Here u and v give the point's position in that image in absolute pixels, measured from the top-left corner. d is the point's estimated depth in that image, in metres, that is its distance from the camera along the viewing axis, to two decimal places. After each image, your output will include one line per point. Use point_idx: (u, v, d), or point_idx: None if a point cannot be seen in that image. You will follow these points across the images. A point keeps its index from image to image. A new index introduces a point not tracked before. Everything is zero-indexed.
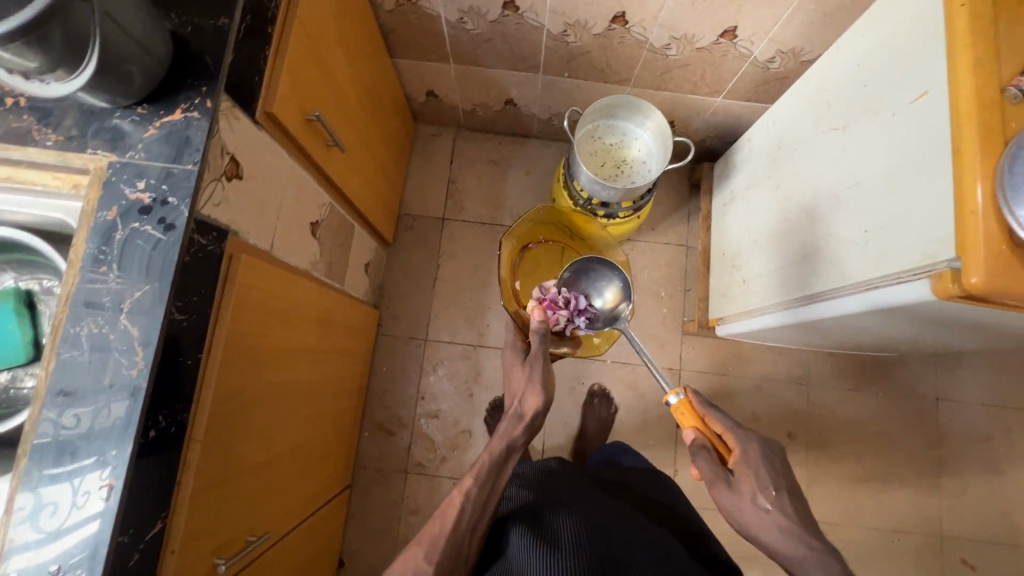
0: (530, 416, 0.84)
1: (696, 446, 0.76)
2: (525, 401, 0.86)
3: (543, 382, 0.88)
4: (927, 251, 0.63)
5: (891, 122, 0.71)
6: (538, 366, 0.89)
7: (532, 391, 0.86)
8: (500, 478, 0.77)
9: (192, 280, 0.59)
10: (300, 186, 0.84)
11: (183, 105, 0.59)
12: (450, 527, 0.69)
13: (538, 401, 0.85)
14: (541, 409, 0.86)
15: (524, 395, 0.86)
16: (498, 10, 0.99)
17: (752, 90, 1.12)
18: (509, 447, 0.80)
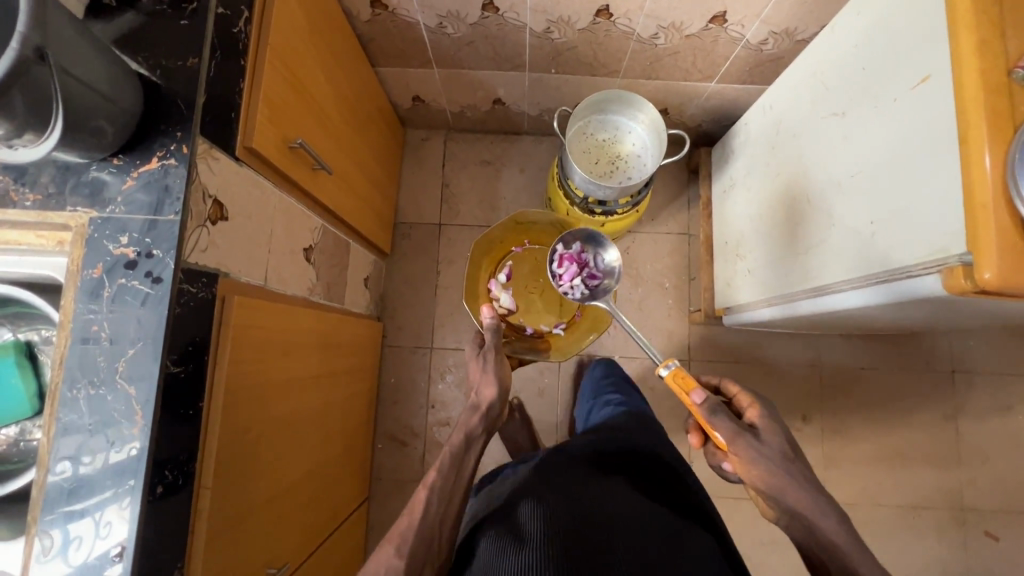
0: (485, 408, 0.92)
1: (711, 405, 0.75)
2: (482, 390, 0.96)
3: (495, 374, 0.98)
4: (937, 243, 0.61)
5: (893, 108, 0.68)
6: (491, 360, 1.01)
7: (488, 383, 0.96)
8: (464, 465, 0.81)
9: (184, 328, 0.58)
10: (290, 214, 0.83)
11: (159, 153, 0.57)
12: (417, 518, 0.71)
13: (493, 392, 0.94)
14: (496, 399, 0.94)
15: (482, 386, 0.97)
16: (478, 12, 0.96)
17: (746, 73, 1.08)
18: (469, 436, 0.86)
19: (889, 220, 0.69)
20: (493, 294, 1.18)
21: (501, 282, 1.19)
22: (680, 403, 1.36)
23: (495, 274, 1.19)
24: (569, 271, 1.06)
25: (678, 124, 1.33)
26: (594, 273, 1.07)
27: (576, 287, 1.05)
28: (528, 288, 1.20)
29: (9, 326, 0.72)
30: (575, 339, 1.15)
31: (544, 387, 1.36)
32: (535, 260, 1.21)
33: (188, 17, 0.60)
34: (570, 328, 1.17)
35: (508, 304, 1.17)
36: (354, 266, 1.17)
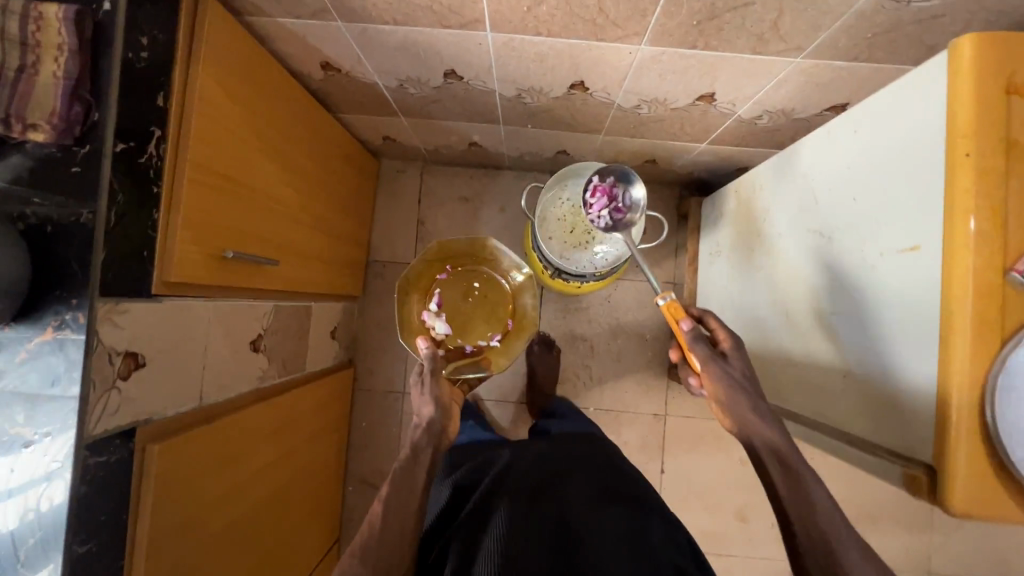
0: (427, 422, 0.72)
1: (695, 337, 0.69)
2: (421, 409, 0.74)
3: (435, 394, 0.75)
4: (910, 436, 0.56)
5: (879, 262, 0.61)
6: (429, 385, 0.76)
7: (427, 402, 0.74)
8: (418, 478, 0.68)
9: (93, 503, 0.56)
10: (229, 318, 0.78)
11: (53, 323, 0.53)
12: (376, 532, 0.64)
13: (434, 408, 0.74)
14: (437, 416, 0.73)
15: (419, 406, 0.75)
16: (440, 79, 0.86)
17: (739, 140, 0.98)
18: (414, 449, 0.70)
19: (861, 380, 0.64)
20: (427, 324, 0.98)
21: (432, 310, 0.99)
22: (654, 457, 1.34)
23: (425, 303, 0.99)
24: (594, 199, 0.96)
25: (668, 172, 1.23)
26: (621, 206, 0.95)
27: (599, 216, 0.95)
28: (464, 307, 1.00)
29: None
30: (521, 342, 0.99)
31: (517, 436, 1.34)
32: (463, 282, 1.01)
33: (81, 163, 0.53)
34: (513, 334, 1.00)
35: (443, 331, 0.98)
36: (318, 325, 1.12)
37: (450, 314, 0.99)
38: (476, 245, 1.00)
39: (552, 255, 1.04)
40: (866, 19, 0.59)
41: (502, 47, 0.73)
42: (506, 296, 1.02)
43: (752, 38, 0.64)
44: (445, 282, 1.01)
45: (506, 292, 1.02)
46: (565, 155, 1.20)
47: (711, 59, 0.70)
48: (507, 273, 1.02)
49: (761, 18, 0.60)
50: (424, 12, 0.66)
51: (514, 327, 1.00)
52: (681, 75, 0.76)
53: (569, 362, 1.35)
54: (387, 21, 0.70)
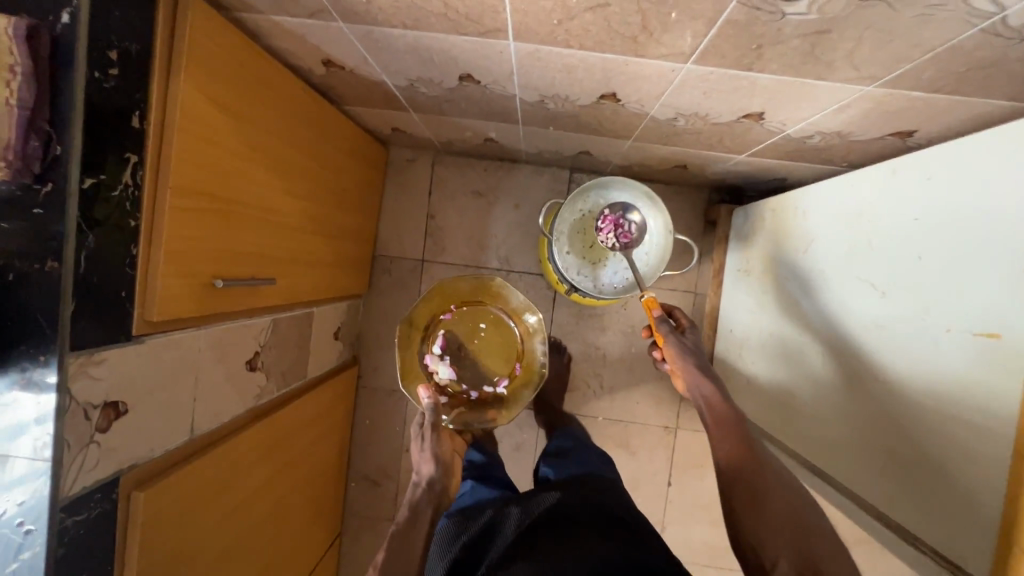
0: (426, 482, 0.85)
1: (660, 319, 0.87)
2: (421, 468, 0.88)
3: (435, 452, 0.89)
4: (973, 537, 0.51)
5: (945, 339, 0.54)
6: (432, 435, 0.92)
7: (427, 461, 0.88)
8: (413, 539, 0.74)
9: (73, 560, 0.53)
10: (223, 342, 0.73)
11: (19, 379, 0.48)
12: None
13: (432, 467, 0.87)
14: (437, 476, 0.86)
15: (421, 464, 0.88)
16: (455, 81, 0.77)
17: (784, 155, 0.88)
18: (414, 509, 0.80)
19: (913, 463, 0.58)
20: (431, 368, 1.06)
21: (436, 353, 1.07)
22: (662, 470, 1.30)
23: (429, 346, 1.07)
24: (600, 225, 0.97)
25: (699, 176, 1.13)
26: (627, 233, 0.96)
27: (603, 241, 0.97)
28: (468, 351, 1.08)
29: None
30: (524, 394, 1.06)
31: (522, 442, 1.31)
32: (468, 324, 1.09)
33: (42, 204, 0.47)
34: (519, 383, 1.08)
35: (447, 376, 1.06)
36: (320, 329, 1.08)
37: (453, 359, 1.08)
38: (480, 288, 1.07)
39: (580, 278, 0.98)
40: (964, 54, 0.49)
41: (526, 56, 0.64)
42: (511, 341, 1.09)
43: (820, 64, 0.55)
44: (449, 324, 1.08)
45: (511, 336, 1.09)
46: (589, 155, 1.10)
47: (766, 81, 0.61)
48: (514, 316, 1.08)
49: (835, 46, 0.51)
50: (437, 18, 0.57)
51: (520, 376, 1.07)
52: (729, 94, 0.67)
53: (580, 369, 1.30)
54: (395, 25, 0.60)
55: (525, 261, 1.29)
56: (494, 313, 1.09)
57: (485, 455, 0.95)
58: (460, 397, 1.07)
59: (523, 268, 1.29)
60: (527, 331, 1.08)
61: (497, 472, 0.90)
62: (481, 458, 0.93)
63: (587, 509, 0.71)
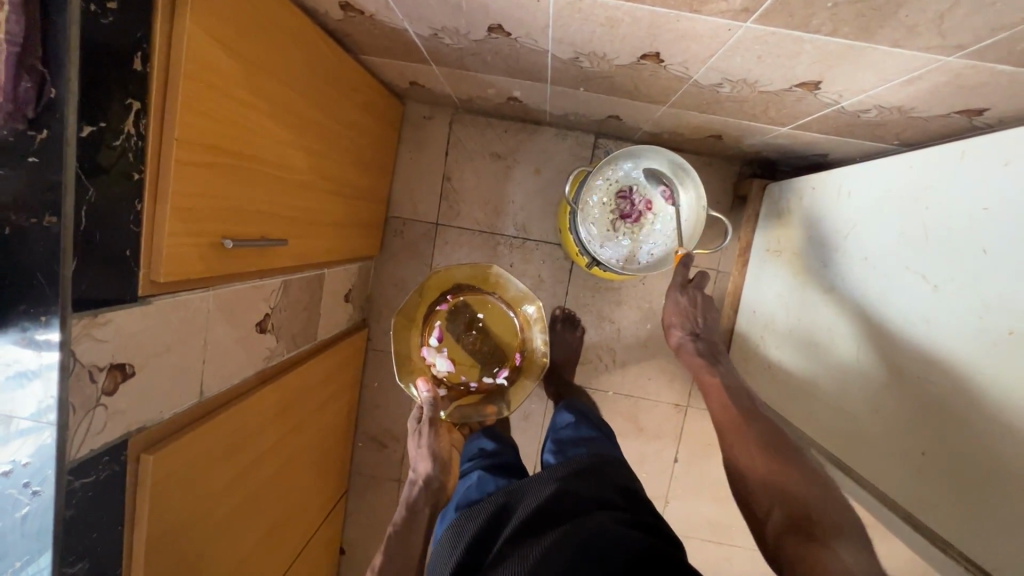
0: (423, 479, 0.88)
1: (671, 293, 0.91)
2: (418, 465, 0.91)
3: (432, 448, 0.92)
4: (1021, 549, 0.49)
5: (1008, 341, 0.51)
6: (427, 434, 0.93)
7: (423, 457, 0.91)
8: (410, 542, 0.83)
9: (82, 522, 0.51)
10: (231, 303, 0.71)
11: (21, 339, 0.45)
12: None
13: (428, 464, 0.90)
14: (434, 473, 0.89)
15: (417, 459, 0.92)
16: (483, 33, 0.71)
17: (831, 130, 0.82)
18: (411, 510, 0.86)
19: (952, 465, 0.56)
20: (428, 361, 1.05)
21: (433, 346, 1.06)
22: (668, 446, 1.29)
23: (426, 338, 1.05)
24: (623, 203, 0.94)
25: (733, 148, 1.07)
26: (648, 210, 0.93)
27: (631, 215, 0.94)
28: (466, 342, 1.06)
29: None
30: (525, 386, 1.05)
31: (530, 412, 1.30)
32: (466, 315, 1.06)
33: (37, 152, 0.43)
34: (519, 372, 1.06)
35: (444, 368, 1.05)
36: (330, 291, 1.04)
37: (451, 351, 1.06)
38: (476, 274, 1.03)
39: (607, 253, 0.94)
40: None
41: (566, 8, 0.58)
42: (511, 331, 1.07)
43: (901, 28, 0.49)
44: (446, 314, 1.05)
45: (511, 325, 1.07)
46: (617, 120, 1.04)
47: (832, 46, 0.55)
48: (513, 306, 1.06)
49: (924, 8, 0.45)
50: None
51: (521, 367, 1.06)
52: (787, 59, 0.60)
53: (592, 342, 1.27)
54: None
55: (542, 229, 1.25)
56: (494, 302, 1.06)
57: (498, 444, 0.94)
58: (459, 389, 1.06)
59: (540, 236, 1.25)
60: (527, 320, 1.06)
61: (511, 461, 0.89)
62: (493, 446, 0.92)
63: (587, 497, 0.67)
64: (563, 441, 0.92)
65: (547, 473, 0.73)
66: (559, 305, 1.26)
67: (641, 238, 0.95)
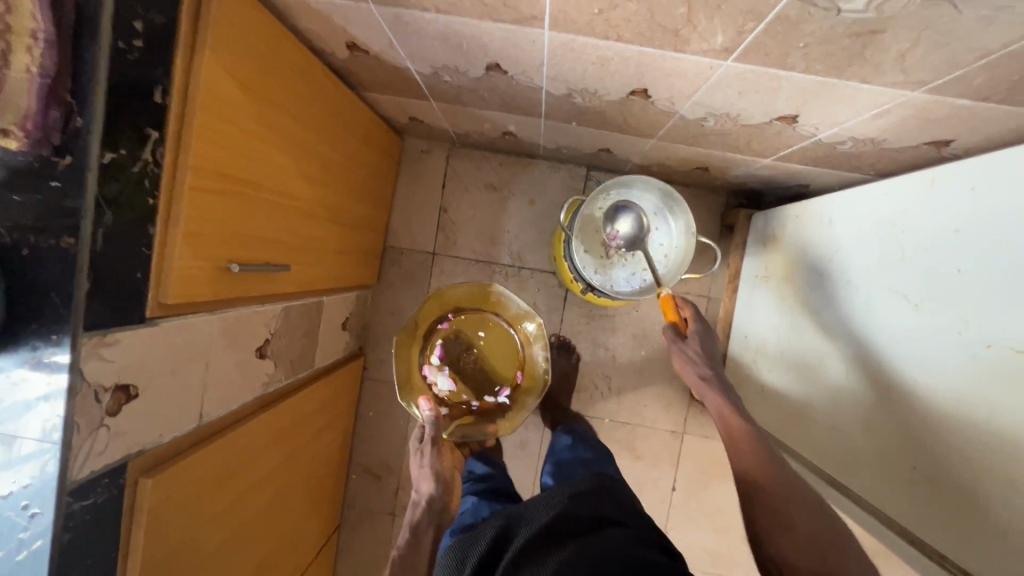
0: (426, 501, 0.89)
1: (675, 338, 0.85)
2: (421, 486, 0.91)
3: (434, 468, 0.92)
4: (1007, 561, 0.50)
5: (983, 354, 0.53)
6: (429, 455, 0.94)
7: (425, 479, 0.91)
8: (416, 565, 0.81)
9: (78, 548, 0.51)
10: (233, 328, 0.72)
11: (30, 359, 0.46)
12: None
13: (431, 483, 0.90)
14: (436, 493, 0.90)
15: (420, 481, 0.92)
16: (481, 70, 0.75)
17: (811, 161, 0.87)
18: (415, 532, 0.85)
19: (941, 478, 0.58)
20: (429, 380, 1.05)
21: (434, 364, 1.06)
22: (666, 474, 1.29)
23: (427, 357, 1.06)
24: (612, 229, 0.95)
25: (718, 179, 1.12)
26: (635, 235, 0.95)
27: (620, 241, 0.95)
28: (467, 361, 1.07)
29: None
30: (526, 404, 1.05)
31: (526, 441, 1.30)
32: (466, 333, 1.07)
33: (60, 176, 0.45)
34: (521, 392, 1.07)
35: (446, 387, 1.05)
36: (328, 319, 1.05)
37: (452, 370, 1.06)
38: (478, 293, 1.05)
39: (602, 279, 0.96)
40: (1019, 61, 0.48)
41: (560, 47, 0.63)
42: (511, 350, 1.08)
43: (867, 66, 0.53)
44: (447, 333, 1.06)
45: (511, 343, 1.08)
46: (608, 153, 1.09)
47: (807, 83, 0.59)
48: (513, 324, 1.07)
49: (887, 48, 0.49)
50: (471, 2, 0.55)
51: (522, 385, 1.06)
52: (767, 95, 0.65)
53: (588, 369, 1.28)
54: (426, 8, 0.59)
55: (537, 258, 1.27)
56: (494, 320, 1.08)
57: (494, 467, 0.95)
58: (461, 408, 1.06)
59: (535, 265, 1.28)
60: (527, 338, 1.07)
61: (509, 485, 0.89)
62: (482, 470, 0.93)
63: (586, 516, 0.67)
64: (562, 463, 0.92)
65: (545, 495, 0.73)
66: (555, 333, 1.28)
67: (628, 264, 0.97)
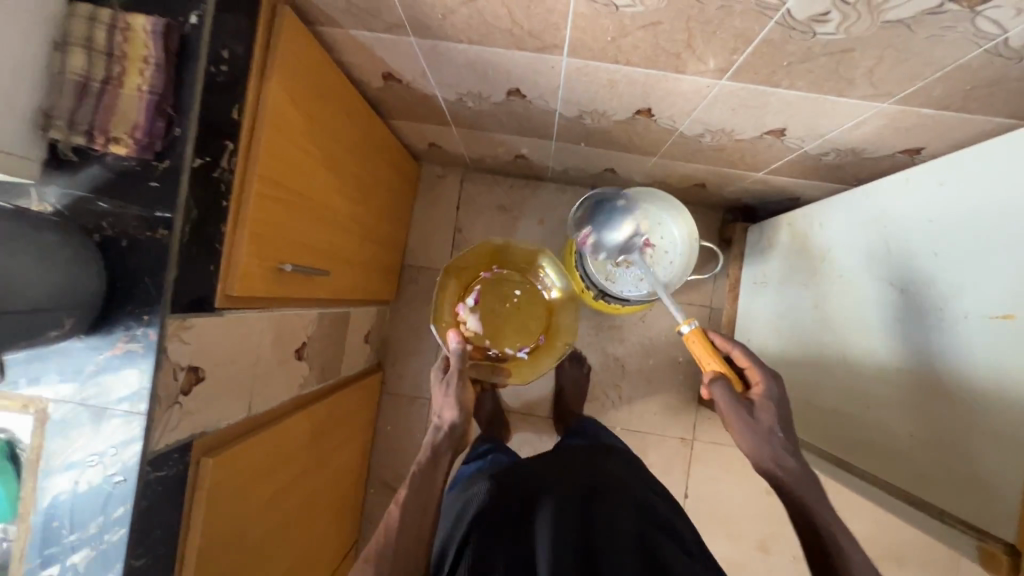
0: (448, 426, 0.75)
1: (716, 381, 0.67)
2: (442, 413, 0.78)
3: (460, 396, 0.79)
4: (988, 512, 0.54)
5: (961, 324, 0.59)
6: (455, 382, 0.80)
7: (451, 407, 0.77)
8: (435, 482, 0.70)
9: (152, 516, 0.55)
10: (279, 328, 0.77)
11: (124, 337, 0.52)
12: (395, 532, 0.65)
13: (456, 411, 0.77)
14: (461, 421, 0.76)
15: (441, 409, 0.78)
16: (502, 95, 0.84)
17: (799, 173, 0.96)
18: (435, 454, 0.73)
19: (931, 442, 0.62)
20: (460, 317, 1.06)
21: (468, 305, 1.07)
22: (678, 481, 1.32)
23: (464, 297, 1.07)
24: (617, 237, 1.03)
25: (715, 195, 1.20)
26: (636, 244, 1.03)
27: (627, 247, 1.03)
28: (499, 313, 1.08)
29: None
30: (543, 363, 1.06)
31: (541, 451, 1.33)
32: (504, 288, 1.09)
33: (159, 177, 0.53)
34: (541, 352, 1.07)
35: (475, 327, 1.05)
36: (354, 330, 1.11)
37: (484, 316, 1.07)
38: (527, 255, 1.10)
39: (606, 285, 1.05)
40: (967, 72, 0.57)
41: (575, 72, 0.72)
42: (541, 313, 1.10)
43: (842, 81, 0.62)
44: (485, 282, 1.09)
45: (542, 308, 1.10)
46: (613, 173, 1.18)
47: (792, 98, 0.68)
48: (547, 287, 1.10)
49: (857, 64, 0.58)
50: (501, 34, 0.65)
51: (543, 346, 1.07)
52: (757, 110, 0.74)
53: (599, 379, 1.33)
54: (461, 39, 0.68)
55: None
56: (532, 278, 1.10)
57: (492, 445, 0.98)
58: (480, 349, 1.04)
59: None
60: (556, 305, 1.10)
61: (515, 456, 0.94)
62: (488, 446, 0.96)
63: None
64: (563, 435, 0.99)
65: (579, 535, 0.66)
66: None
67: (635, 269, 1.05)
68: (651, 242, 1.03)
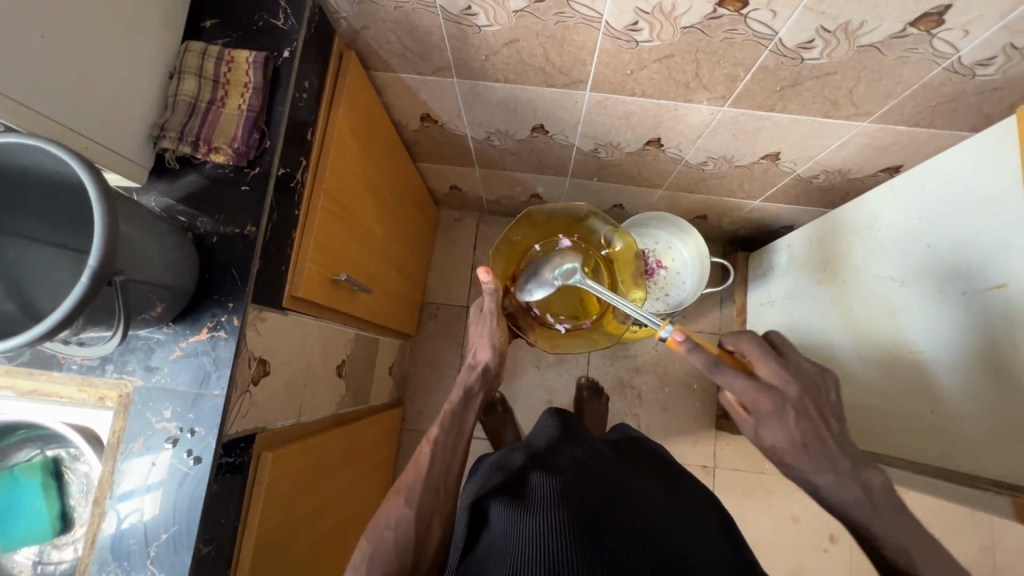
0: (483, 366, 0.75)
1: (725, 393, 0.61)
2: (478, 353, 0.77)
3: (494, 339, 0.77)
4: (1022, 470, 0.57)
5: (964, 300, 0.66)
6: (490, 323, 0.78)
7: (484, 348, 0.76)
8: (466, 422, 0.68)
9: (219, 502, 0.57)
10: (326, 340, 0.82)
11: (209, 323, 0.57)
12: (422, 473, 0.59)
13: (491, 352, 0.76)
14: (494, 365, 0.76)
15: (478, 346, 0.77)
16: (527, 132, 0.95)
17: (793, 198, 1.06)
18: (468, 394, 0.72)
19: (961, 414, 0.65)
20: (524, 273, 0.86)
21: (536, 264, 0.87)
22: None
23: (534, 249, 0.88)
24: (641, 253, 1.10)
25: (716, 227, 1.30)
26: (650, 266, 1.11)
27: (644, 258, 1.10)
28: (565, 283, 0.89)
29: (55, 401, 0.61)
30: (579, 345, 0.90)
31: None
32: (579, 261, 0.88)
33: (250, 182, 0.61)
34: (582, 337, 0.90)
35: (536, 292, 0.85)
36: (381, 358, 1.15)
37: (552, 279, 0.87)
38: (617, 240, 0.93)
39: None
40: (932, 90, 0.68)
41: (595, 106, 0.83)
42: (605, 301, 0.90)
43: (826, 103, 0.73)
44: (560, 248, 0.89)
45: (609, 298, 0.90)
46: (620, 209, 1.28)
47: (785, 121, 0.79)
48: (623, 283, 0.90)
49: (838, 86, 0.69)
50: (534, 71, 0.76)
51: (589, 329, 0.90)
52: (753, 136, 0.85)
53: (616, 409, 1.35)
54: (498, 79, 0.79)
55: None
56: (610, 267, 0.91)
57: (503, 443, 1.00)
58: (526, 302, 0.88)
59: None
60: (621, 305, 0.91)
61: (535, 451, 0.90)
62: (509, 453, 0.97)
63: (663, 558, 0.48)
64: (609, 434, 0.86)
65: (617, 491, 0.56)
66: (583, 374, 1.37)
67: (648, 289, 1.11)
68: (663, 263, 1.11)
